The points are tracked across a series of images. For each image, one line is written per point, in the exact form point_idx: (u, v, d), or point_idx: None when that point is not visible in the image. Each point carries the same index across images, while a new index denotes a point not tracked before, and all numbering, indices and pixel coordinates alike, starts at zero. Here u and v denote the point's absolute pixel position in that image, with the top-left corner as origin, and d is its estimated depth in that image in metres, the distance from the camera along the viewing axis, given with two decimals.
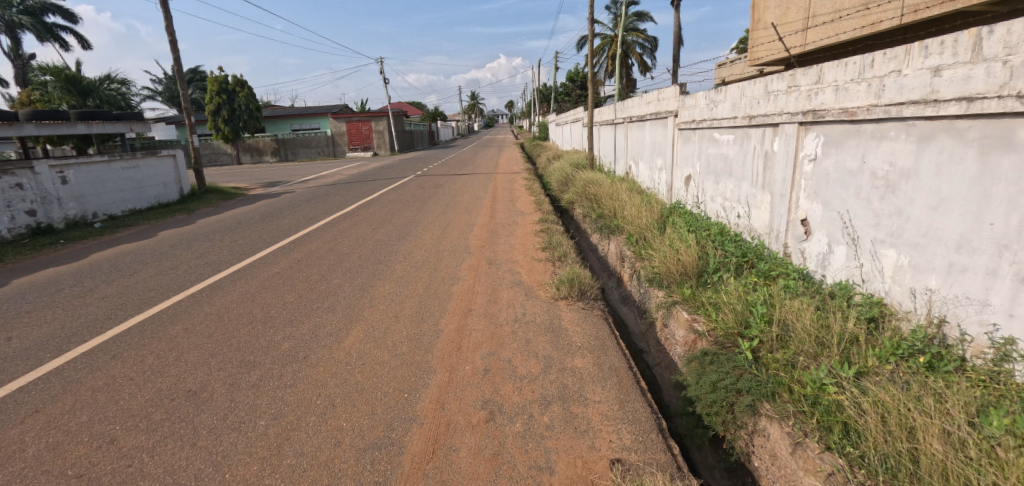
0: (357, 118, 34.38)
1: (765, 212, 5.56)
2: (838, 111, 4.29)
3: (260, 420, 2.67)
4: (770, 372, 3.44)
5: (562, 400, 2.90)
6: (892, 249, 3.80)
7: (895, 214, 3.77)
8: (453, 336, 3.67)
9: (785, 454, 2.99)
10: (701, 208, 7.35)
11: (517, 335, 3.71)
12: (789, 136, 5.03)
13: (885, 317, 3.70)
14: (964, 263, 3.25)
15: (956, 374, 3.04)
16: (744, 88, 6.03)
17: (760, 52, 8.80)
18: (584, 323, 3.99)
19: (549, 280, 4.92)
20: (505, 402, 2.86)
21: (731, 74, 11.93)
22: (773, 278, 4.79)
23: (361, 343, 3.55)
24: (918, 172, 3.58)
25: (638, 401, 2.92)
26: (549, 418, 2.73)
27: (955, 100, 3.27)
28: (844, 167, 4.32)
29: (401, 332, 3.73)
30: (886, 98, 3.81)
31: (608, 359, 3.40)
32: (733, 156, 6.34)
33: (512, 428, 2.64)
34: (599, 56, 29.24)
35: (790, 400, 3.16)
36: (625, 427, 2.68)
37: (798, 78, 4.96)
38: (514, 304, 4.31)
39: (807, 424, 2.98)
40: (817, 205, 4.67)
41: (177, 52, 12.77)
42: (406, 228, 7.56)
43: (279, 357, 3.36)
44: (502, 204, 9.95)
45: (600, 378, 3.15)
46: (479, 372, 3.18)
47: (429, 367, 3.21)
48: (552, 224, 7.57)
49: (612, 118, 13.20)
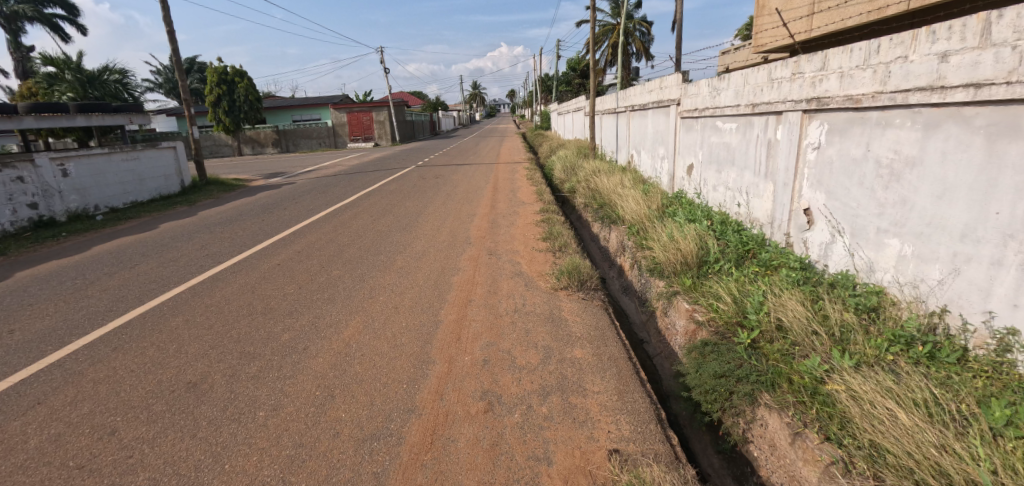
0: (358, 109, 34.18)
1: (768, 201, 5.53)
2: (843, 98, 4.25)
3: (259, 411, 2.68)
4: (770, 362, 3.42)
5: (561, 391, 2.90)
6: (896, 238, 3.79)
7: (899, 203, 3.76)
8: (453, 327, 3.66)
9: (785, 444, 2.97)
10: (703, 198, 7.32)
11: (517, 326, 3.70)
12: (792, 125, 4.99)
13: (885, 306, 3.70)
14: (968, 253, 3.23)
15: (957, 365, 3.05)
16: (747, 75, 5.96)
17: (766, 38, 8.68)
18: (584, 313, 3.98)
19: (550, 270, 4.91)
20: (504, 393, 2.86)
21: (734, 61, 11.87)
22: (776, 268, 4.75)
23: (361, 335, 3.54)
24: (923, 161, 3.56)
25: (638, 391, 2.92)
26: (548, 408, 2.73)
27: (962, 87, 3.24)
28: (847, 155, 4.30)
29: (400, 323, 3.72)
30: (892, 84, 3.78)
31: (608, 349, 3.39)
32: (736, 144, 6.30)
33: (511, 418, 2.64)
34: (601, 44, 29.11)
35: (789, 390, 3.13)
36: (624, 417, 2.68)
37: (801, 66, 4.90)
38: (514, 295, 4.30)
39: (806, 414, 2.96)
40: (821, 194, 4.64)
41: (174, 42, 12.67)
42: (407, 220, 7.53)
43: (278, 348, 3.36)
44: (504, 194, 9.93)
45: (600, 369, 3.14)
46: (479, 363, 3.18)
47: (429, 358, 3.21)
48: (553, 213, 7.55)
49: (614, 107, 13.12)
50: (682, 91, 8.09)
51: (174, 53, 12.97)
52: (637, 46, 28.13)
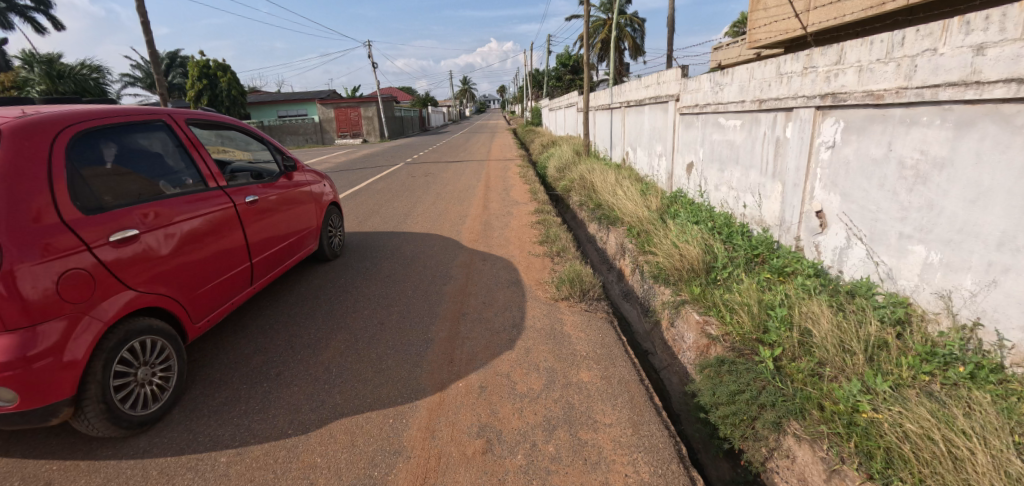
0: (345, 104, 33.58)
1: (776, 202, 5.24)
2: (862, 94, 3.95)
3: (221, 456, 2.36)
4: (795, 384, 3.10)
5: (568, 424, 2.57)
6: (921, 244, 3.51)
7: (926, 207, 3.47)
8: (445, 346, 3.33)
9: (817, 480, 2.65)
10: (704, 197, 7.03)
11: (515, 344, 3.37)
12: (804, 122, 4.69)
13: (911, 319, 3.42)
14: (1005, 263, 2.95)
15: (1000, 387, 2.76)
16: (753, 70, 5.65)
17: (760, 34, 8.41)
18: (588, 328, 3.66)
19: (548, 278, 4.58)
20: (504, 428, 2.53)
21: (728, 56, 11.60)
22: (789, 274, 4.46)
23: (343, 356, 3.20)
24: (954, 162, 3.28)
25: (654, 423, 2.60)
26: (554, 447, 2.41)
27: (1002, 82, 2.95)
28: (866, 155, 4.01)
29: (387, 342, 3.38)
30: (918, 79, 3.49)
31: (617, 370, 3.08)
32: (740, 142, 6.01)
33: (513, 461, 2.32)
34: (593, 39, 28.80)
35: (821, 419, 2.82)
36: (640, 457, 2.37)
37: (814, 59, 4.60)
38: (511, 307, 3.97)
39: (842, 448, 2.64)
40: (835, 196, 4.36)
41: (149, 34, 12.08)
42: (394, 221, 7.18)
43: (248, 375, 3.03)
44: (496, 193, 9.59)
45: (609, 395, 2.83)
46: (474, 390, 2.85)
47: (418, 386, 2.88)
48: (548, 214, 7.21)
49: (608, 103, 12.81)
50: (681, 87, 7.78)
51: (149, 46, 12.40)
52: (631, 42, 27.80)
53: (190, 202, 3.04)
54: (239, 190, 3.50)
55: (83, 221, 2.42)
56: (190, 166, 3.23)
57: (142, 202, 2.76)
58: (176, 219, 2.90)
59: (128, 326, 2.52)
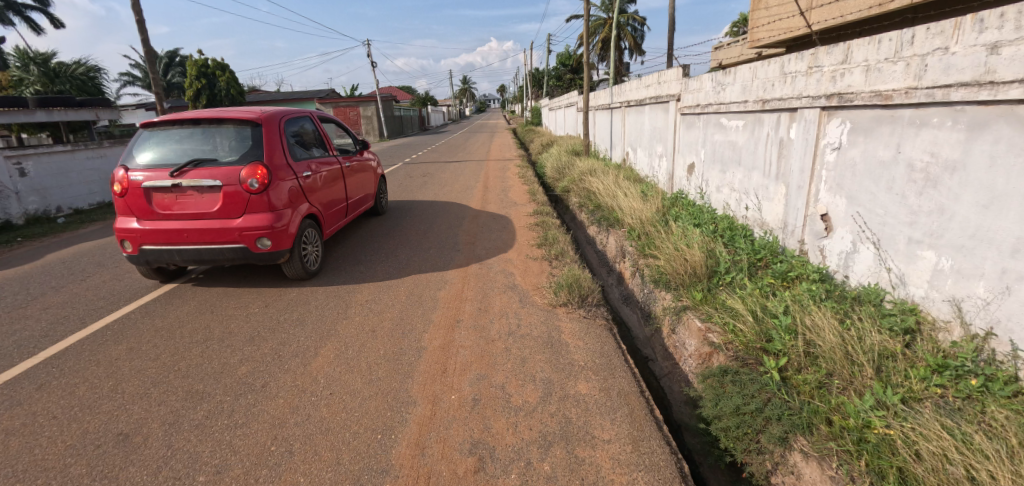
0: (345, 103, 33.45)
1: (780, 205, 5.12)
2: (870, 94, 3.82)
3: (199, 475, 2.25)
4: (802, 397, 2.98)
5: (565, 440, 2.45)
6: (931, 250, 3.39)
7: (936, 212, 3.35)
8: (438, 356, 3.21)
9: None
10: (705, 199, 6.91)
11: (511, 353, 3.25)
12: (809, 122, 4.56)
13: (921, 328, 3.29)
14: (1020, 271, 2.83)
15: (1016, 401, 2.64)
16: (756, 69, 5.53)
17: (761, 33, 8.28)
18: (587, 336, 3.53)
19: (546, 283, 4.45)
20: (498, 445, 2.41)
21: (728, 55, 11.47)
22: (793, 280, 4.33)
23: (331, 366, 3.08)
24: (966, 165, 3.15)
25: (654, 439, 2.48)
26: (550, 465, 2.29)
27: (1018, 82, 2.83)
28: (873, 157, 3.88)
29: (378, 351, 3.26)
30: (928, 79, 3.36)
31: (616, 382, 2.96)
32: (743, 143, 5.89)
33: (506, 481, 2.20)
34: (593, 38, 28.69)
35: (829, 434, 2.70)
36: (640, 476, 2.25)
37: (820, 58, 4.48)
38: (507, 314, 3.85)
39: (852, 466, 2.52)
40: (841, 199, 4.24)
41: (144, 33, 11.95)
42: (390, 223, 7.05)
43: (232, 386, 2.91)
44: (495, 193, 9.47)
45: (608, 408, 2.70)
46: (467, 404, 2.72)
47: (408, 398, 2.76)
48: (547, 216, 7.09)
49: (608, 103, 12.69)
50: (682, 86, 7.66)
51: (145, 45, 12.28)
52: (631, 42, 27.68)
53: (319, 161, 5.02)
54: (345, 159, 5.70)
55: (286, 160, 4.41)
56: (315, 141, 5.28)
57: (298, 154, 4.68)
58: (321, 169, 5.00)
59: (302, 218, 4.52)
